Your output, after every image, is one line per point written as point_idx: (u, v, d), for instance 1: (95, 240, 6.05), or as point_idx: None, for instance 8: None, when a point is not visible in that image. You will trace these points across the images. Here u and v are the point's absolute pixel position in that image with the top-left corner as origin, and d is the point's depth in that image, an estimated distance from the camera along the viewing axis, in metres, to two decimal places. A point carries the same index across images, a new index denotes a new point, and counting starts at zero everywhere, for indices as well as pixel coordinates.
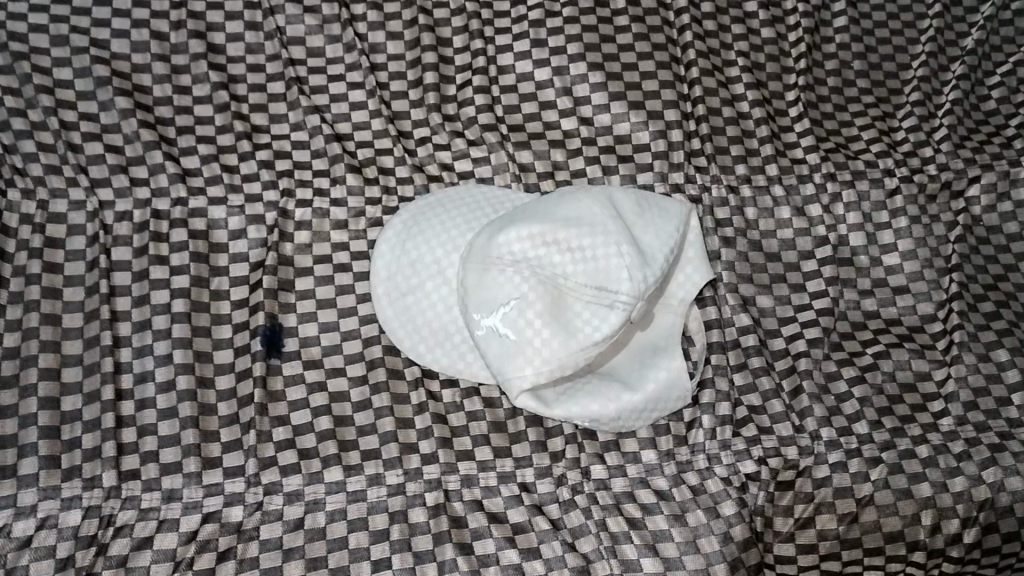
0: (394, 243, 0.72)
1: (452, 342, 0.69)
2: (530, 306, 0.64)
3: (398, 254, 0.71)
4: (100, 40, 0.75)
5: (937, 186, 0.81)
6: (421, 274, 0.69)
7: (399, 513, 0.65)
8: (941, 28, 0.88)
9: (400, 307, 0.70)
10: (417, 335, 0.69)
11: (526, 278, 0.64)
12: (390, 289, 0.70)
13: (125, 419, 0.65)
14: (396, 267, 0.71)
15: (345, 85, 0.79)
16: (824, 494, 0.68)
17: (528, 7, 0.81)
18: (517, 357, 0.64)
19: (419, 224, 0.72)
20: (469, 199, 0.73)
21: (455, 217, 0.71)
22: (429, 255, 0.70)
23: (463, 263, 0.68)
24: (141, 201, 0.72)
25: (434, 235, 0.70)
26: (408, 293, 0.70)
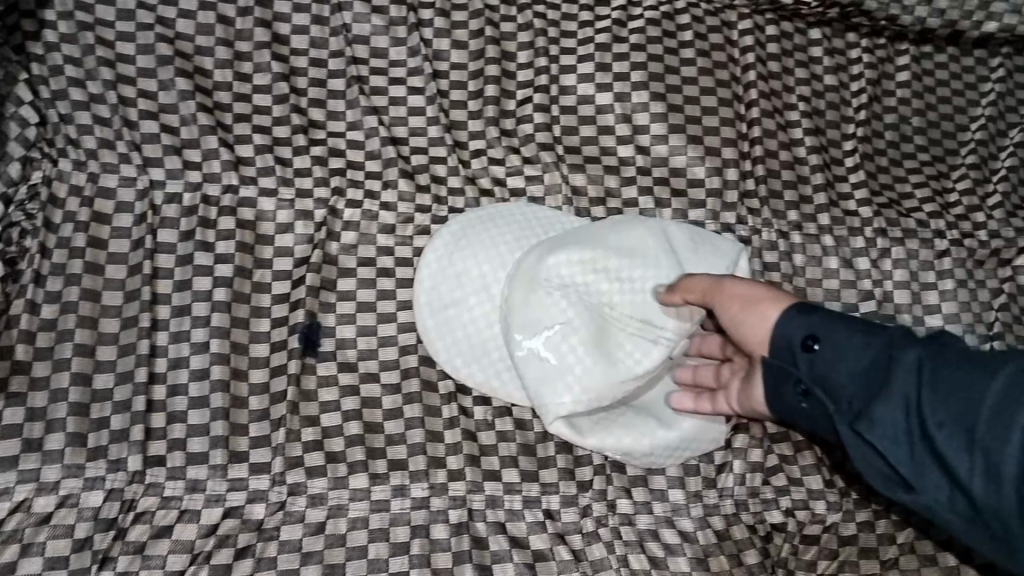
0: (440, 251, 0.71)
1: (489, 359, 0.69)
2: (575, 332, 0.64)
3: (443, 264, 0.70)
4: (166, 18, 0.73)
5: (986, 253, 0.80)
6: (466, 288, 0.70)
7: (421, 528, 0.64)
8: (1002, 93, 0.87)
9: (439, 319, 0.69)
10: (452, 348, 0.69)
11: (572, 304, 0.64)
12: (432, 299, 0.70)
13: (157, 403, 0.64)
14: (439, 279, 0.70)
15: (406, 89, 0.77)
16: (848, 552, 0.68)
17: (596, 30, 0.80)
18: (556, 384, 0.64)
19: (468, 238, 0.71)
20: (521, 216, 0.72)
21: (505, 235, 0.71)
22: (475, 269, 0.70)
23: (509, 282, 0.67)
24: (192, 184, 0.71)
25: (482, 249, 0.71)
26: (450, 306, 0.70)
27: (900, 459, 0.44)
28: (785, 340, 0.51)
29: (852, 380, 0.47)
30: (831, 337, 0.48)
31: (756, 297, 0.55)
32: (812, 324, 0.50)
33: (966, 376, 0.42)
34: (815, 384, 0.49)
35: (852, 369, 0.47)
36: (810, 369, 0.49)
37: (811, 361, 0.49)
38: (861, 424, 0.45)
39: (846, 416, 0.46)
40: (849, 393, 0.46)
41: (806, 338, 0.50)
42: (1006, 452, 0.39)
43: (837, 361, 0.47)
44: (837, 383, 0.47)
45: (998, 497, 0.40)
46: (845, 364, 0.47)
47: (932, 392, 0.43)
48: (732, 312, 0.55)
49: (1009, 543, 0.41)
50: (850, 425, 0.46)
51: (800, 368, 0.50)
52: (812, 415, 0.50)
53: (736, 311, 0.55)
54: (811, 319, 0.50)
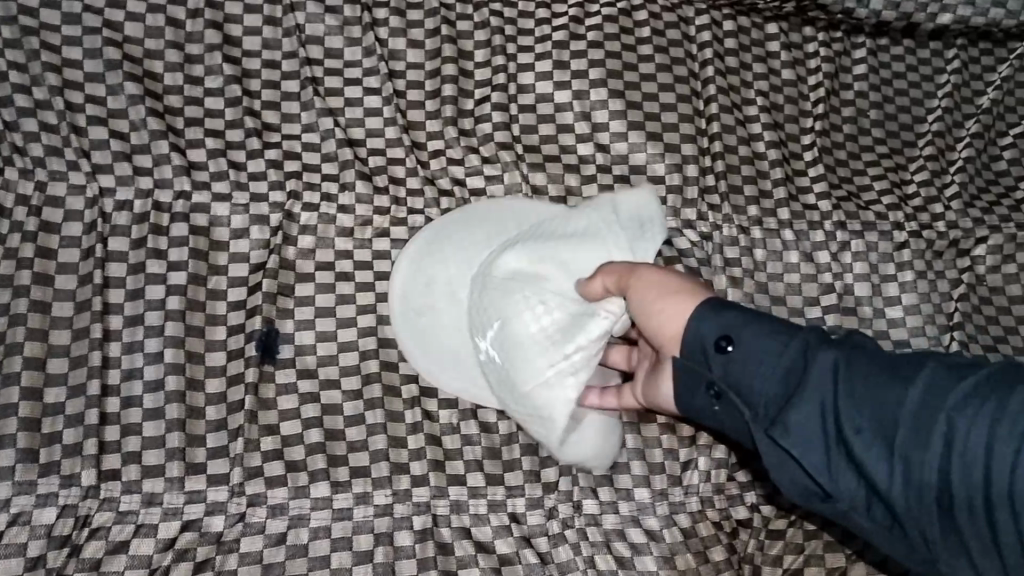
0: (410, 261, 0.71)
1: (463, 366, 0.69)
2: (513, 325, 0.64)
3: (414, 275, 0.71)
4: (113, 22, 0.72)
5: (945, 243, 0.81)
6: (438, 298, 0.70)
7: (384, 535, 0.63)
8: (958, 85, 0.88)
9: (414, 330, 0.69)
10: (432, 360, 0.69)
11: (530, 294, 0.64)
12: (404, 311, 0.70)
13: (110, 416, 0.63)
14: (411, 290, 0.70)
15: (362, 90, 0.76)
16: (814, 546, 0.68)
17: (552, 28, 0.80)
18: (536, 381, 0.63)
19: (437, 246, 0.72)
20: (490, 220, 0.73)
21: (474, 242, 0.72)
22: (443, 278, 0.71)
23: (480, 289, 0.68)
24: (143, 191, 0.69)
25: (449, 258, 0.71)
26: (424, 317, 0.70)
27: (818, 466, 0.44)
28: (699, 342, 0.50)
29: (767, 387, 0.47)
30: (745, 338, 0.48)
31: (679, 295, 0.54)
32: (725, 324, 0.49)
33: (884, 382, 0.43)
34: (732, 389, 0.48)
35: (767, 375, 0.47)
36: (726, 371, 0.49)
37: (725, 362, 0.49)
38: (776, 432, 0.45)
39: (761, 423, 0.46)
40: (765, 398, 0.46)
41: (721, 339, 0.49)
42: (925, 460, 0.40)
43: (754, 365, 0.47)
44: (751, 387, 0.47)
45: (918, 502, 0.41)
46: (759, 368, 0.47)
47: (850, 395, 0.43)
48: (649, 308, 0.55)
49: (927, 544, 0.42)
50: (766, 431, 0.46)
51: (713, 368, 0.50)
52: (723, 417, 0.51)
53: (653, 310, 0.54)
54: (727, 318, 0.49)
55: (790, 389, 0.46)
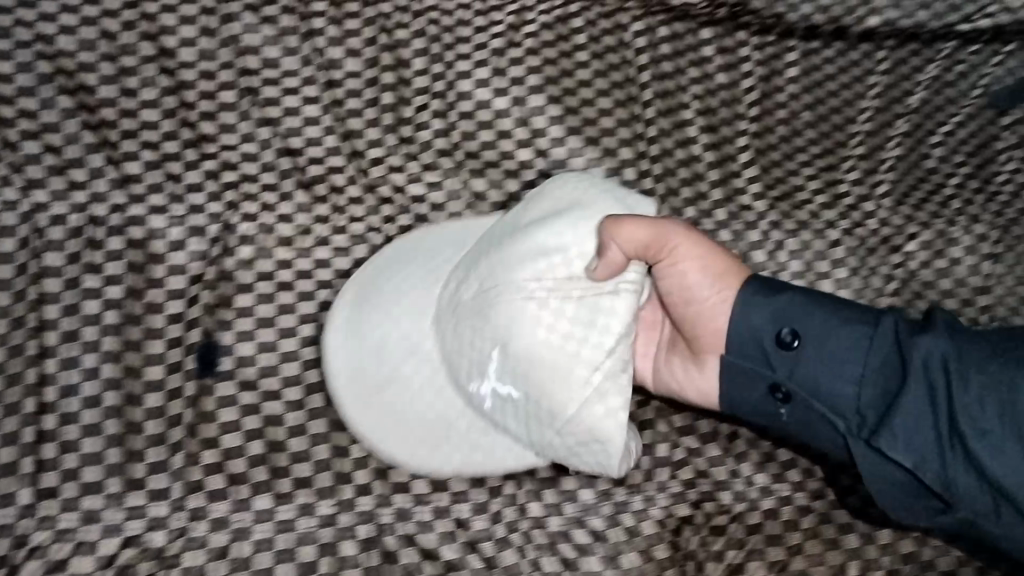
0: (350, 331, 0.67)
1: (455, 428, 0.65)
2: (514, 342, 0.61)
3: (362, 344, 0.66)
4: (45, 34, 0.71)
5: (876, 241, 0.84)
6: (398, 360, 0.65)
7: (329, 546, 0.63)
8: (887, 85, 0.89)
9: (381, 400, 0.65)
10: (410, 426, 0.65)
11: (532, 308, 0.61)
12: (357, 388, 0.65)
13: (47, 434, 0.62)
14: (364, 360, 0.65)
15: (300, 99, 0.75)
16: (756, 540, 0.69)
17: (490, 35, 0.80)
18: (574, 401, 0.61)
19: (370, 305, 0.67)
20: (410, 252, 0.70)
21: (412, 278, 0.67)
22: (391, 331, 0.65)
23: (449, 331, 0.64)
24: (78, 206, 0.68)
25: (393, 308, 0.66)
26: (387, 386, 0.65)
27: (906, 454, 0.59)
28: (759, 341, 0.65)
29: (853, 390, 0.62)
30: (806, 335, 0.63)
31: (716, 274, 0.66)
32: (779, 323, 0.64)
33: (996, 372, 0.57)
34: (775, 383, 0.65)
35: (886, 373, 0.61)
36: (789, 367, 0.64)
37: (784, 360, 0.64)
38: (817, 416, 0.63)
39: (868, 427, 0.61)
40: (842, 396, 0.62)
41: (780, 337, 0.64)
42: None
43: (818, 364, 0.63)
44: (819, 388, 0.63)
45: None
46: (821, 370, 0.63)
47: (961, 391, 0.57)
48: (684, 291, 0.67)
49: None
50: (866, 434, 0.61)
51: (776, 369, 0.64)
52: (771, 412, 0.66)
53: (688, 296, 0.67)
54: (783, 315, 0.64)
55: (861, 383, 0.62)
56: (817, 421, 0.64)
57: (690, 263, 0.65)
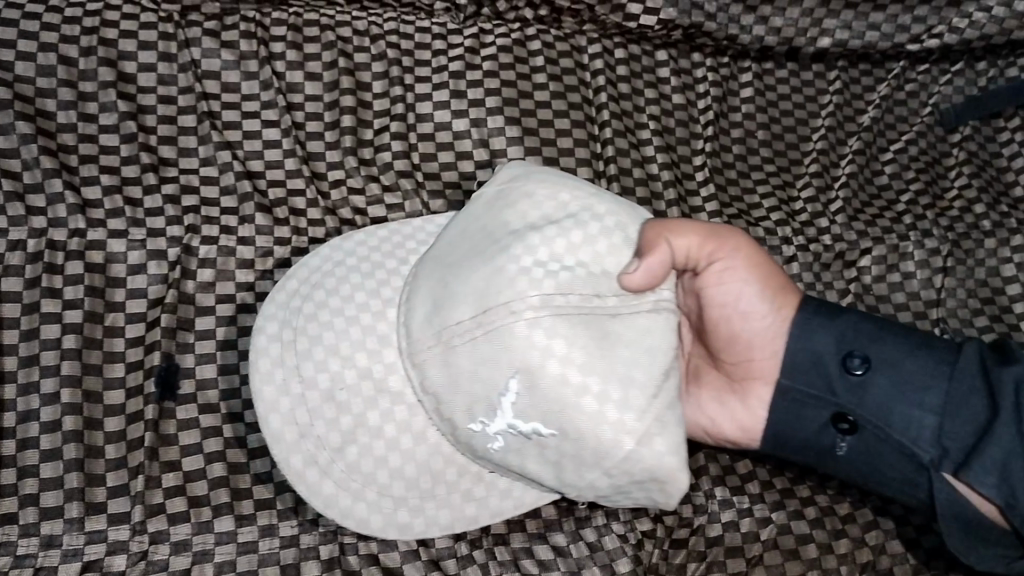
0: (288, 375, 0.59)
1: (439, 484, 0.60)
2: (540, 370, 0.51)
3: (309, 395, 0.59)
4: (3, 61, 0.71)
5: (832, 255, 0.85)
6: (360, 408, 0.59)
7: (290, 566, 0.63)
8: (839, 104, 0.92)
9: (346, 461, 0.59)
10: (387, 485, 0.60)
11: (563, 326, 0.52)
12: (314, 451, 0.59)
13: (6, 459, 0.62)
14: (316, 414, 0.59)
15: (260, 122, 0.76)
16: (716, 553, 0.70)
17: (449, 58, 0.81)
18: (631, 435, 0.52)
19: (307, 342, 0.60)
20: (340, 273, 0.63)
21: (360, 311, 0.61)
22: (352, 377, 0.59)
23: (441, 368, 0.54)
24: (37, 230, 0.68)
25: (348, 349, 0.60)
26: (352, 443, 0.59)
27: (998, 491, 0.52)
28: (824, 367, 0.59)
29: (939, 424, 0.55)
30: (876, 358, 0.58)
31: (771, 291, 0.60)
32: (846, 347, 0.59)
33: None
34: (840, 410, 0.58)
35: (973, 405, 0.55)
36: (857, 394, 0.58)
37: (850, 385, 0.58)
38: (886, 448, 0.57)
39: (951, 461, 0.54)
40: (921, 428, 0.56)
41: (847, 363, 0.58)
42: None
43: (889, 389, 0.57)
44: (890, 415, 0.56)
45: None
46: (892, 394, 0.57)
47: None
48: (735, 306, 0.60)
49: None
50: (948, 467, 0.54)
51: (839, 394, 0.58)
52: (826, 446, 0.60)
53: (740, 316, 0.60)
54: (850, 340, 0.59)
55: (943, 414, 0.55)
56: (885, 455, 0.57)
57: (742, 274, 0.59)
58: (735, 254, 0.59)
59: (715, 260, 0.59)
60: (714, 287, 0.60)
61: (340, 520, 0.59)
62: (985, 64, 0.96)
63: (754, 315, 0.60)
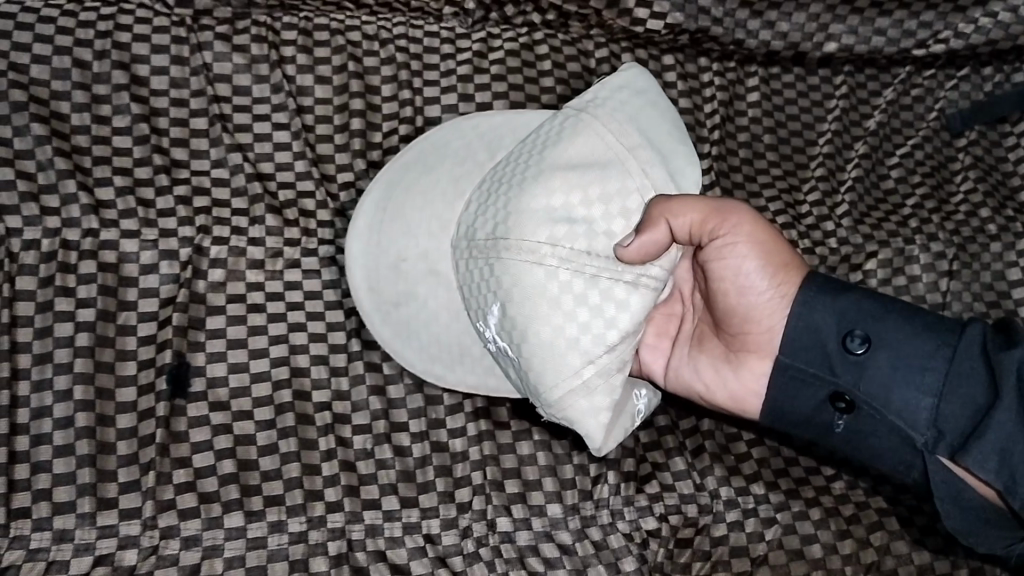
0: (368, 237, 0.66)
1: (469, 363, 0.65)
2: (510, 306, 0.56)
3: (378, 257, 0.65)
4: (19, 64, 0.72)
5: (837, 259, 0.86)
6: (412, 283, 0.64)
7: (300, 561, 0.65)
8: (846, 108, 0.93)
9: (396, 318, 0.66)
10: (421, 353, 0.66)
11: (541, 274, 0.55)
12: (376, 305, 0.66)
13: (20, 454, 0.63)
14: (378, 278, 0.65)
15: (271, 125, 0.77)
16: (721, 552, 0.71)
17: (457, 62, 0.82)
18: (559, 387, 0.56)
19: (392, 213, 0.65)
20: (449, 151, 0.66)
21: (436, 198, 0.63)
22: (411, 254, 0.64)
23: (463, 271, 0.60)
24: (50, 230, 0.69)
25: (418, 229, 0.63)
26: (404, 306, 0.65)
27: (998, 476, 0.48)
28: (822, 343, 0.56)
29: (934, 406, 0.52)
30: (876, 335, 0.54)
31: (773, 265, 0.58)
32: (845, 322, 0.55)
33: None
34: (837, 390, 0.56)
35: (972, 388, 0.51)
36: (855, 371, 0.55)
37: (850, 365, 0.55)
38: (883, 428, 0.54)
39: (946, 444, 0.51)
40: (918, 409, 0.53)
41: (845, 339, 0.55)
42: None
43: (887, 369, 0.54)
44: (888, 396, 0.54)
45: None
46: (890, 374, 0.54)
47: None
48: (732, 277, 0.59)
49: None
50: (944, 450, 0.51)
51: (837, 373, 0.55)
52: (823, 424, 0.58)
53: (739, 287, 0.59)
54: (851, 314, 0.55)
55: (941, 395, 0.52)
56: (882, 434, 0.55)
57: (744, 248, 0.58)
58: (732, 226, 0.58)
59: (718, 232, 0.58)
60: (710, 254, 0.60)
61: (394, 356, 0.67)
62: (991, 69, 0.96)
63: (751, 287, 0.59)
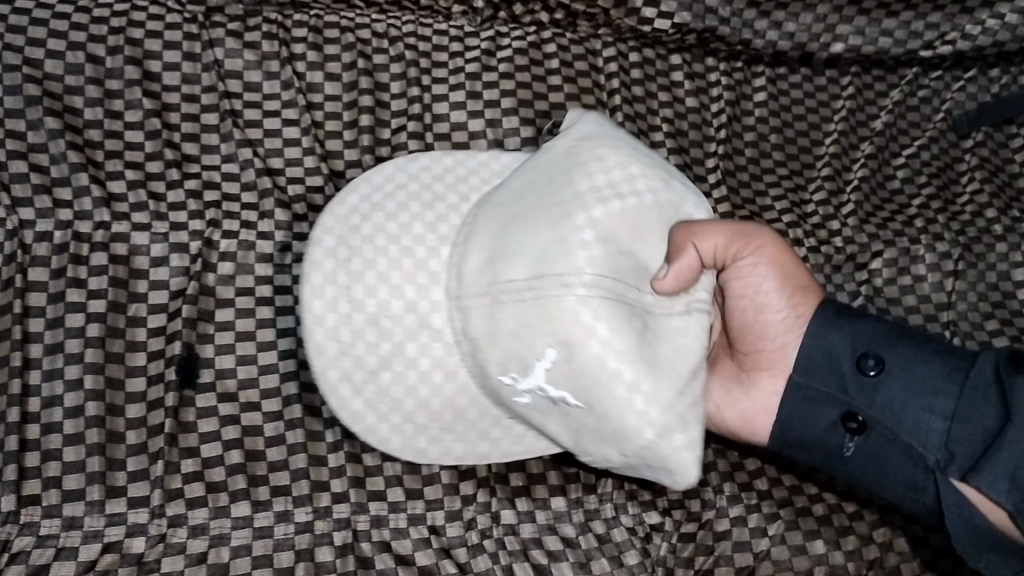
0: (340, 293, 0.62)
1: (467, 420, 0.64)
2: (575, 346, 0.54)
3: (356, 316, 0.62)
4: (33, 59, 0.73)
5: (842, 258, 0.86)
6: (402, 339, 0.62)
7: (305, 551, 0.65)
8: (852, 109, 0.93)
9: (379, 383, 0.63)
10: (411, 412, 0.64)
11: (593, 307, 0.54)
12: (352, 372, 0.63)
13: (31, 443, 0.64)
14: (359, 338, 0.62)
15: (280, 121, 0.77)
16: (723, 547, 0.71)
17: (465, 60, 0.83)
18: (652, 426, 0.55)
19: (361, 266, 0.62)
20: (400, 197, 0.65)
21: (416, 237, 0.63)
22: (398, 307, 0.62)
23: (486, 318, 0.57)
24: (63, 222, 0.70)
25: (399, 279, 0.62)
26: (388, 368, 0.62)
27: (1007, 496, 0.52)
28: (836, 366, 0.61)
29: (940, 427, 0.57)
30: (886, 360, 0.60)
31: (791, 288, 0.64)
32: (858, 349, 0.61)
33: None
34: (849, 409, 0.60)
35: (980, 412, 0.55)
36: (866, 392, 0.60)
37: (863, 386, 0.60)
38: (893, 449, 0.58)
39: (957, 466, 0.55)
40: (928, 430, 0.57)
41: (859, 362, 0.60)
42: None
43: (899, 390, 0.58)
44: (899, 415, 0.58)
45: None
46: (902, 395, 0.58)
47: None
48: (756, 297, 0.64)
49: None
50: (954, 471, 0.55)
51: (850, 392, 0.61)
52: (834, 446, 0.61)
53: (759, 306, 0.64)
54: (864, 341, 0.61)
55: (952, 419, 0.56)
56: (891, 456, 0.58)
57: (766, 269, 0.64)
58: (756, 248, 0.64)
59: (743, 255, 0.63)
60: (733, 276, 0.65)
61: (367, 435, 0.64)
62: (997, 71, 0.96)
63: (771, 305, 0.64)
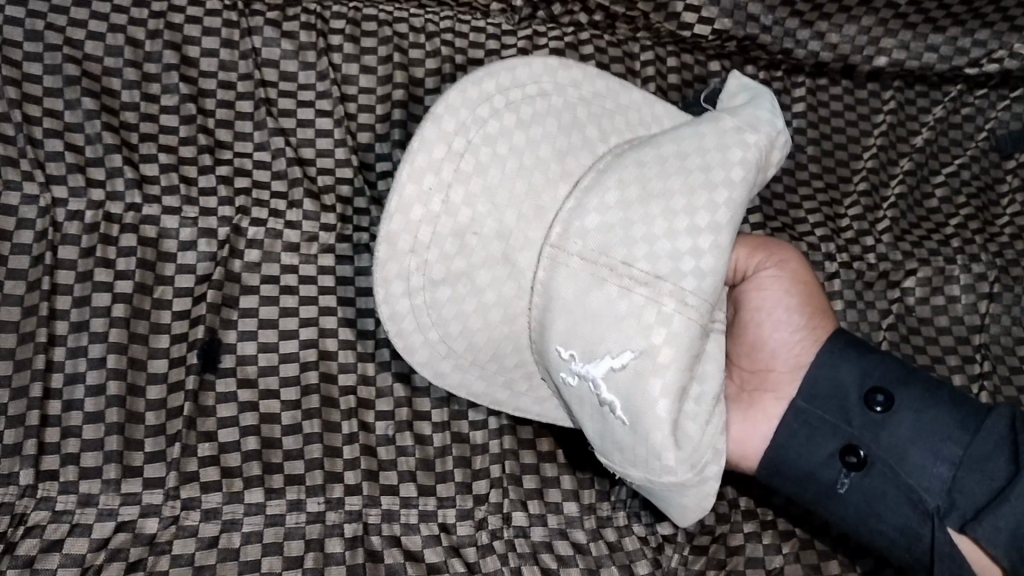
0: (434, 188, 0.58)
1: (493, 370, 0.65)
2: (659, 373, 0.55)
3: (443, 220, 0.59)
4: (73, 40, 0.74)
5: (874, 275, 0.85)
6: (476, 265, 0.60)
7: (315, 541, 0.66)
8: (893, 124, 0.91)
9: (432, 297, 0.61)
10: (451, 337, 0.63)
11: (687, 338, 0.55)
12: (413, 273, 0.60)
13: (52, 418, 0.65)
14: (437, 244, 0.59)
15: (313, 112, 0.78)
16: (736, 562, 0.71)
17: (501, 58, 0.82)
18: (687, 467, 0.57)
19: (471, 167, 0.59)
20: (543, 106, 0.61)
21: (532, 159, 0.59)
22: (484, 229, 0.59)
23: (578, 287, 0.56)
24: (95, 203, 0.71)
25: (504, 204, 0.59)
26: (447, 286, 0.61)
27: (1005, 554, 0.51)
28: (843, 394, 0.60)
29: (946, 474, 0.55)
30: (899, 395, 0.58)
31: (806, 312, 0.66)
32: (868, 381, 0.60)
33: None
34: (851, 443, 0.59)
35: (989, 463, 0.54)
36: (870, 425, 0.58)
37: (868, 420, 0.59)
38: (894, 489, 0.57)
39: (958, 515, 0.54)
40: (934, 473, 0.56)
41: (868, 395, 0.59)
42: None
43: (907, 428, 0.57)
44: (904, 456, 0.57)
45: None
46: (910, 433, 0.57)
47: None
48: (768, 314, 0.66)
49: None
50: (954, 521, 0.54)
51: (854, 425, 0.59)
52: (829, 480, 0.60)
53: (771, 323, 0.66)
54: (876, 375, 0.59)
55: (958, 466, 0.55)
56: (890, 497, 0.57)
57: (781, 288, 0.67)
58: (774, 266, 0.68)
59: (763, 270, 0.68)
60: (748, 294, 0.68)
61: (399, 336, 0.62)
62: None
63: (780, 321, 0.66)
